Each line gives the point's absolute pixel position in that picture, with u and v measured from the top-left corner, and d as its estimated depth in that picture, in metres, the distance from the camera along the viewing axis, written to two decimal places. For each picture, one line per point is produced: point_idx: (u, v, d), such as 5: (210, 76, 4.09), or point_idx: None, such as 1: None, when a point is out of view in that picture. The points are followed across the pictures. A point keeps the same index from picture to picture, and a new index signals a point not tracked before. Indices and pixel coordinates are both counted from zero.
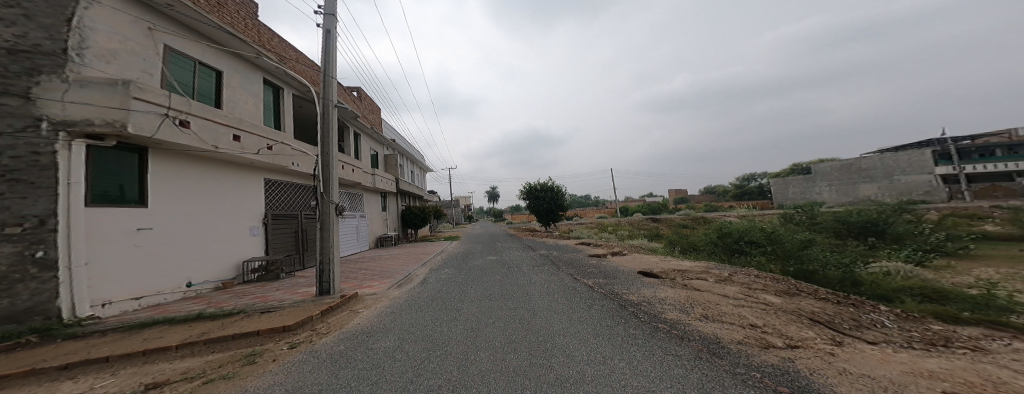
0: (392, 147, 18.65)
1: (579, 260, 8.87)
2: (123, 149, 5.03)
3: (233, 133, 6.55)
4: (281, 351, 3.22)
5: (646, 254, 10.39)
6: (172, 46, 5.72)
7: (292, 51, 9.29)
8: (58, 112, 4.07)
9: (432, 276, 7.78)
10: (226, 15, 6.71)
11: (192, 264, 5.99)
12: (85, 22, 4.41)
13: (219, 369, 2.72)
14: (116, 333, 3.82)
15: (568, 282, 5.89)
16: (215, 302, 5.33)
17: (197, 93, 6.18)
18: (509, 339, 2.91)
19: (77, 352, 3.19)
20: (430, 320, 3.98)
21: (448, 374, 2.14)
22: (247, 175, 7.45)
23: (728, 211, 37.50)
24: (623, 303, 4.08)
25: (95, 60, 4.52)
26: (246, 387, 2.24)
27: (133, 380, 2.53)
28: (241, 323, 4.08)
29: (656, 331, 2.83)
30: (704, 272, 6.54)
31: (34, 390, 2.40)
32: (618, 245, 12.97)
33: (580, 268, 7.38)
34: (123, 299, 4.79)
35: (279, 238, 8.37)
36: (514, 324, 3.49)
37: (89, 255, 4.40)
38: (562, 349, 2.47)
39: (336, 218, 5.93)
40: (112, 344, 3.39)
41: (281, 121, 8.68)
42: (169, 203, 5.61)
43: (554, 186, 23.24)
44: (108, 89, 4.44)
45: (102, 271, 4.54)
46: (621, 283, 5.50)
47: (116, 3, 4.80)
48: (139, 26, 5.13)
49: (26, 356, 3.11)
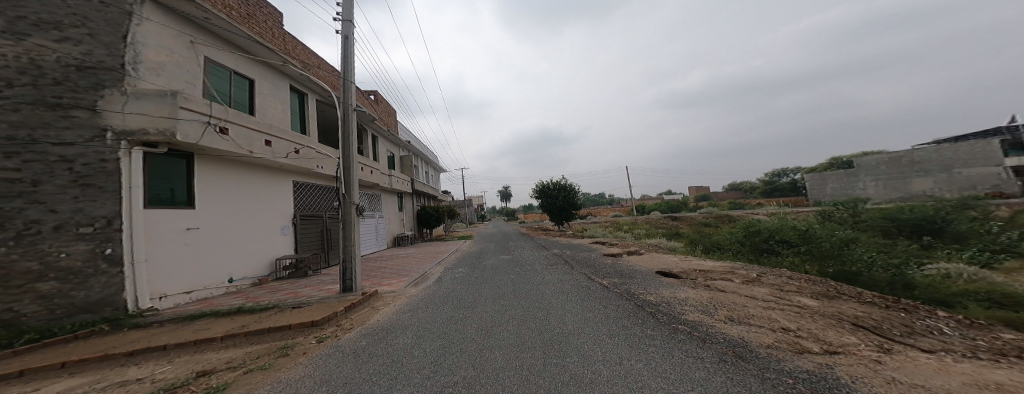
0: (407, 148, 19.14)
1: (592, 259, 8.70)
2: (173, 155, 5.50)
3: (265, 139, 6.97)
4: (310, 344, 3.40)
5: (665, 253, 10.01)
6: (210, 57, 6.20)
7: (314, 59, 9.80)
8: (118, 123, 4.52)
9: (446, 275, 7.87)
10: (255, 26, 7.20)
11: (232, 261, 6.43)
12: (136, 33, 4.85)
13: (257, 360, 2.90)
14: (170, 324, 4.19)
15: (582, 281, 5.76)
16: (253, 296, 5.71)
17: (232, 101, 6.65)
18: (523, 338, 2.88)
19: (140, 340, 3.53)
20: (444, 318, 4.02)
21: (462, 371, 2.16)
22: (277, 177, 7.87)
23: (759, 209, 35.26)
24: (640, 303, 3.95)
25: (146, 73, 4.97)
26: (281, 378, 2.37)
27: (185, 367, 2.75)
28: (276, 317, 4.33)
29: (676, 333, 2.71)
30: (729, 272, 6.20)
31: (107, 372, 2.68)
32: (635, 245, 12.62)
33: (593, 268, 7.21)
34: (177, 293, 5.26)
35: (307, 237, 8.82)
36: (527, 323, 3.47)
37: (147, 253, 4.86)
38: (578, 349, 2.44)
39: (356, 217, 6.15)
40: (168, 334, 3.72)
41: (306, 125, 9.15)
42: (212, 204, 6.07)
43: (567, 185, 22.94)
44: (158, 100, 4.85)
45: (159, 267, 5.01)
46: (637, 283, 5.30)
47: (162, 19, 5.26)
48: (182, 39, 5.60)
49: (101, 342, 3.48)
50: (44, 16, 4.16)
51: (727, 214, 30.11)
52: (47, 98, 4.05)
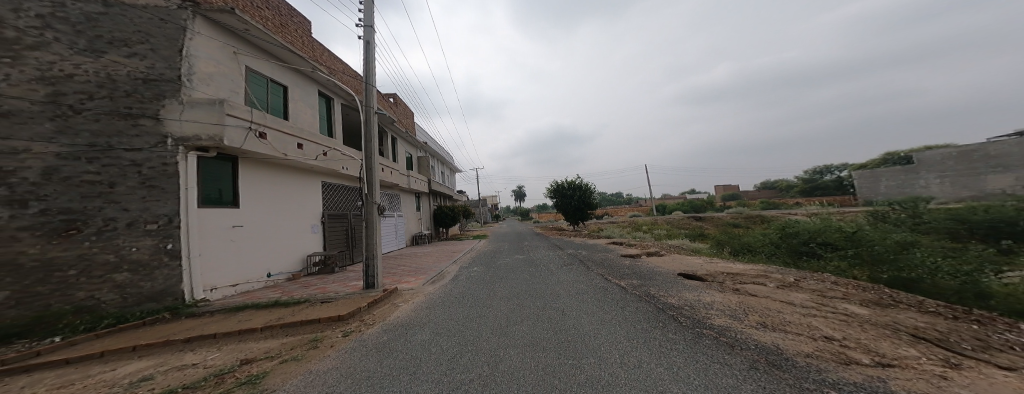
0: (424, 148, 19.53)
1: (610, 260, 8.59)
2: (221, 158, 5.87)
3: (297, 142, 7.31)
4: (337, 337, 3.57)
5: (689, 255, 9.68)
6: (250, 67, 6.54)
7: (339, 64, 10.18)
8: (177, 131, 4.92)
9: (462, 273, 8.03)
10: (286, 35, 7.56)
11: (271, 257, 6.80)
12: (189, 46, 5.23)
13: (290, 351, 3.07)
14: (219, 314, 4.51)
15: (598, 282, 5.70)
16: (288, 291, 6.02)
17: (269, 107, 6.99)
18: (537, 338, 2.90)
19: (193, 328, 3.81)
20: (460, 316, 4.10)
21: (477, 369, 2.21)
22: (308, 178, 8.25)
23: (792, 209, 33.17)
24: (661, 306, 3.89)
25: (198, 83, 5.34)
26: (311, 369, 2.52)
27: (230, 355, 2.95)
28: (307, 310, 4.56)
29: (697, 338, 2.65)
30: (761, 276, 5.97)
31: (167, 356, 2.92)
32: (655, 246, 12.33)
33: (611, 269, 7.13)
34: (225, 286, 5.63)
35: (334, 235, 9.20)
36: (541, 323, 3.48)
37: (200, 249, 5.24)
38: (596, 350, 2.45)
39: (378, 216, 6.36)
40: (217, 323, 4.00)
41: (332, 129, 9.49)
42: (253, 203, 6.44)
43: (581, 185, 22.73)
44: (209, 108, 5.23)
45: (210, 261, 5.38)
46: (659, 285, 5.21)
47: (210, 32, 5.61)
48: (226, 50, 5.94)
49: (159, 329, 3.79)
50: (117, 35, 4.62)
51: (758, 214, 28.38)
52: (120, 109, 4.50)
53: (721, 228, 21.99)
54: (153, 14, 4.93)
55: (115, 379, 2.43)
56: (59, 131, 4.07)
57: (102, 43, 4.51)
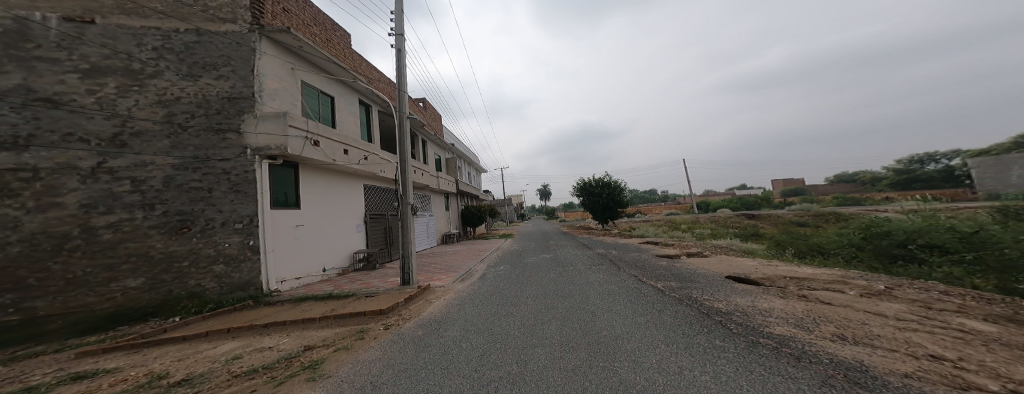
0: (453, 150, 20.20)
1: (646, 261, 8.20)
2: (286, 165, 6.63)
3: (343, 148, 7.90)
4: (380, 330, 3.82)
5: (740, 257, 8.83)
6: (306, 81, 7.28)
7: (376, 73, 10.87)
8: (254, 142, 5.85)
9: (489, 272, 8.22)
10: (332, 49, 8.30)
11: (326, 254, 7.52)
12: (258, 65, 6.05)
13: (341, 340, 3.34)
14: (286, 303, 5.11)
15: (631, 284, 5.49)
16: (339, 284, 6.63)
17: (319, 117, 7.67)
18: (568, 338, 2.86)
19: (268, 315, 4.38)
20: (488, 314, 4.17)
21: (508, 367, 2.23)
22: (354, 181, 8.98)
23: (871, 206, 28.54)
24: (705, 311, 3.65)
25: (266, 98, 6.18)
26: (358, 359, 2.72)
27: (296, 341, 3.29)
28: (356, 303, 4.95)
29: (750, 348, 2.44)
30: (842, 283, 5.30)
31: (254, 340, 3.44)
32: (699, 246, 11.48)
33: (644, 270, 6.84)
34: (291, 279, 6.40)
35: (376, 234, 9.92)
36: (571, 324, 3.42)
37: (272, 246, 6.04)
38: (634, 354, 2.35)
39: (412, 216, 6.67)
40: (284, 312, 4.52)
41: (371, 135, 10.10)
42: (312, 205, 7.20)
43: (611, 182, 22.04)
44: (276, 120, 6.00)
45: (280, 257, 6.18)
46: (700, 288, 4.92)
47: (273, 52, 6.42)
48: (286, 67, 6.71)
49: (242, 316, 4.41)
50: (207, 60, 5.76)
51: (834, 213, 24.38)
52: (213, 124, 5.65)
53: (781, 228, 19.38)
54: (232, 38, 5.94)
55: (217, 357, 3.07)
56: (171, 145, 5.35)
57: (198, 67, 5.71)
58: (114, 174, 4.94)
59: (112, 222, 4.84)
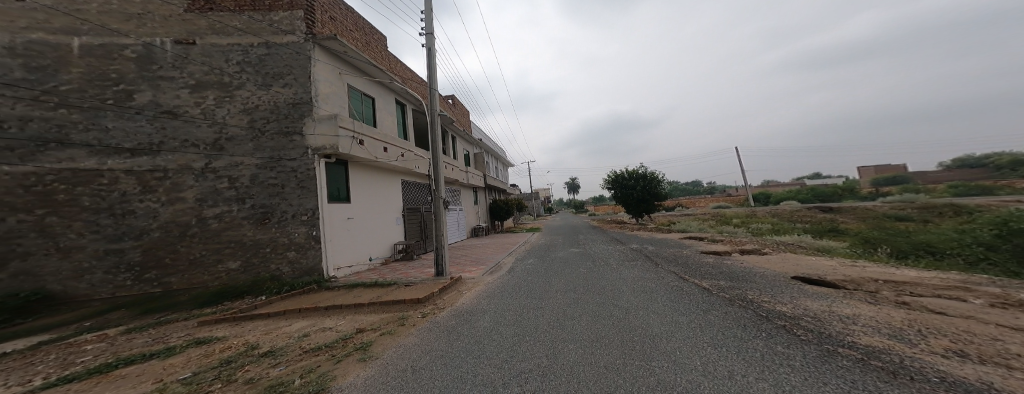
0: (480, 145, 20.58)
1: (690, 258, 7.63)
2: (338, 164, 7.31)
3: (384, 146, 8.39)
4: (418, 317, 4.06)
5: (811, 256, 7.72)
6: (352, 85, 7.90)
7: (410, 73, 11.36)
8: (313, 142, 6.58)
9: (517, 265, 8.30)
10: (372, 53, 8.86)
11: (373, 245, 8.19)
12: (312, 73, 6.74)
13: (385, 326, 3.60)
14: (342, 289, 5.71)
15: (672, 282, 5.19)
16: (383, 273, 7.19)
17: (363, 117, 8.26)
18: (600, 335, 2.80)
19: (327, 300, 4.94)
20: (516, 307, 4.20)
21: (537, 359, 2.25)
22: (394, 176, 9.57)
23: (992, 196, 23.00)
24: (765, 315, 3.29)
25: (321, 102, 6.88)
26: (400, 343, 2.93)
27: (350, 324, 3.73)
28: (398, 291, 5.34)
29: (813, 353, 2.17)
30: (957, 289, 4.35)
31: (317, 322, 3.95)
32: (757, 243, 10.29)
33: (687, 268, 6.40)
34: (345, 266, 7.11)
35: (413, 227, 10.51)
36: (602, 320, 3.33)
37: (330, 236, 6.75)
38: (675, 355, 2.24)
39: (445, 210, 6.90)
40: (340, 297, 5.04)
41: (407, 133, 10.61)
42: (360, 200, 7.88)
43: (646, 173, 20.95)
44: (329, 122, 6.68)
45: (336, 246, 6.89)
46: (756, 289, 4.47)
47: (325, 58, 7.09)
48: (336, 72, 7.36)
49: (307, 300, 5.04)
50: (275, 70, 6.68)
51: (950, 205, 19.28)
52: (283, 128, 6.56)
53: (875, 223, 15.99)
54: (292, 49, 6.73)
55: (293, 332, 3.64)
56: (254, 148, 6.46)
57: (269, 76, 6.66)
58: (218, 174, 6.26)
59: (218, 214, 6.20)
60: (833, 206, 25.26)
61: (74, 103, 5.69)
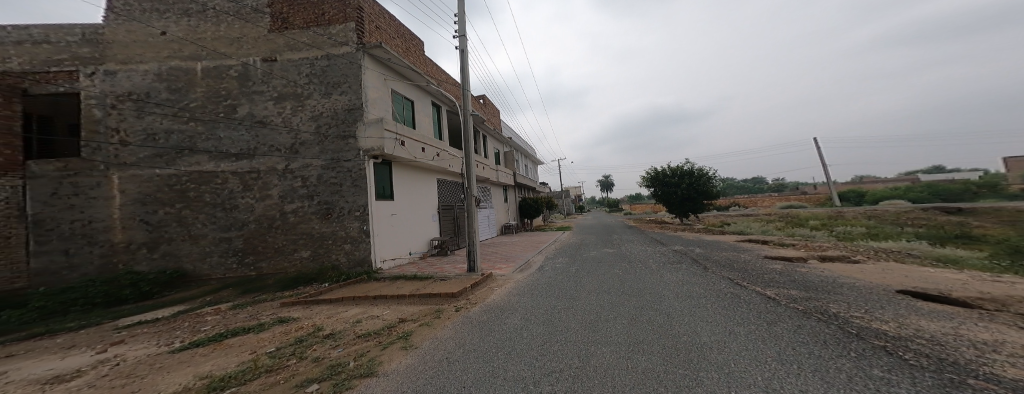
0: (510, 144, 20.69)
1: (752, 263, 6.77)
2: (383, 164, 7.85)
3: (421, 147, 8.82)
4: (452, 311, 4.23)
5: (914, 266, 6.39)
6: (393, 89, 8.38)
7: (445, 75, 11.75)
8: (365, 144, 7.12)
9: (547, 264, 8.24)
10: (411, 57, 9.31)
11: (413, 240, 8.68)
12: (362, 80, 7.27)
13: (423, 317, 3.81)
14: (388, 281, 6.14)
15: (727, 289, 4.75)
16: (423, 267, 7.60)
17: (404, 119, 8.74)
18: (637, 340, 2.68)
19: (374, 290, 5.35)
20: (548, 306, 4.18)
21: (569, 360, 2.22)
22: (430, 175, 10.03)
23: None
24: (840, 327, 2.85)
25: (370, 107, 7.41)
26: (436, 335, 3.09)
27: (393, 314, 4.00)
28: (436, 285, 5.60)
29: (884, 365, 1.87)
30: None
31: (367, 310, 4.30)
32: (837, 249, 8.83)
33: (747, 274, 5.76)
34: (391, 260, 7.63)
35: (447, 224, 10.94)
36: (640, 325, 3.18)
37: (378, 231, 7.28)
38: (725, 366, 2.04)
39: (474, 207, 7.05)
40: (385, 288, 5.42)
41: (441, 133, 11.01)
42: (402, 197, 8.39)
43: (692, 170, 19.47)
44: (376, 125, 7.17)
45: (383, 241, 7.41)
46: (839, 301, 3.85)
47: (372, 65, 7.61)
48: (381, 78, 7.87)
49: (359, 289, 5.52)
50: (334, 80, 7.34)
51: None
52: (339, 132, 7.22)
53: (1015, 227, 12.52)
54: (346, 59, 7.33)
55: (348, 318, 3.99)
56: (320, 151, 7.26)
57: (329, 85, 7.35)
58: (294, 174, 7.24)
59: (290, 210, 7.19)
60: (963, 207, 19.98)
61: (201, 119, 7.37)
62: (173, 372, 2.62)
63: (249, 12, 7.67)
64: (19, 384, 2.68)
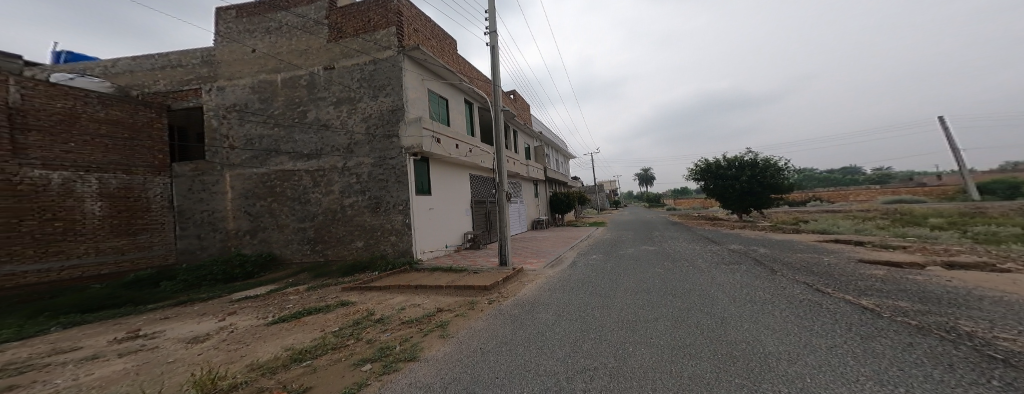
0: (541, 138, 20.47)
1: (836, 266, 5.68)
2: (422, 160, 8.26)
3: (455, 143, 9.11)
4: (485, 303, 4.35)
5: None
6: (430, 88, 8.74)
7: (476, 73, 11.95)
8: (407, 142, 7.53)
9: (580, 260, 8.07)
10: (445, 56, 9.60)
11: (449, 233, 9.08)
12: (403, 82, 7.68)
13: (458, 308, 3.98)
14: (428, 271, 6.50)
15: (793, 290, 4.22)
16: (457, 259, 7.93)
17: (439, 118, 9.09)
18: (680, 342, 2.55)
19: (416, 279, 5.71)
20: (582, 303, 4.11)
21: (604, 359, 2.18)
22: (463, 171, 10.35)
23: None
24: (922, 327, 2.45)
25: (410, 107, 7.81)
26: (469, 325, 3.22)
27: (432, 303, 4.23)
28: (470, 277, 5.82)
29: (967, 369, 1.61)
30: None
31: (410, 299, 4.61)
32: (952, 248, 7.18)
33: (821, 275, 4.99)
34: (429, 251, 8.08)
35: (479, 218, 11.24)
36: (682, 326, 3.01)
37: (418, 224, 7.74)
38: (774, 365, 1.86)
39: (507, 202, 7.15)
40: (424, 278, 5.76)
41: (474, 129, 11.24)
42: (439, 192, 8.79)
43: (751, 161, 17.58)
44: (415, 124, 7.55)
45: (423, 233, 7.85)
46: (941, 304, 3.15)
47: (411, 67, 7.99)
48: (418, 79, 8.24)
49: (402, 278, 5.93)
50: (380, 83, 7.85)
51: None
52: (384, 132, 7.74)
53: None
54: (390, 62, 7.78)
55: (394, 304, 4.32)
56: (370, 150, 7.84)
57: (376, 88, 7.86)
58: (350, 172, 7.93)
59: (346, 204, 7.93)
60: None
61: (282, 123, 8.44)
62: (265, 342, 3.11)
63: (312, 25, 8.46)
64: (173, 341, 3.47)
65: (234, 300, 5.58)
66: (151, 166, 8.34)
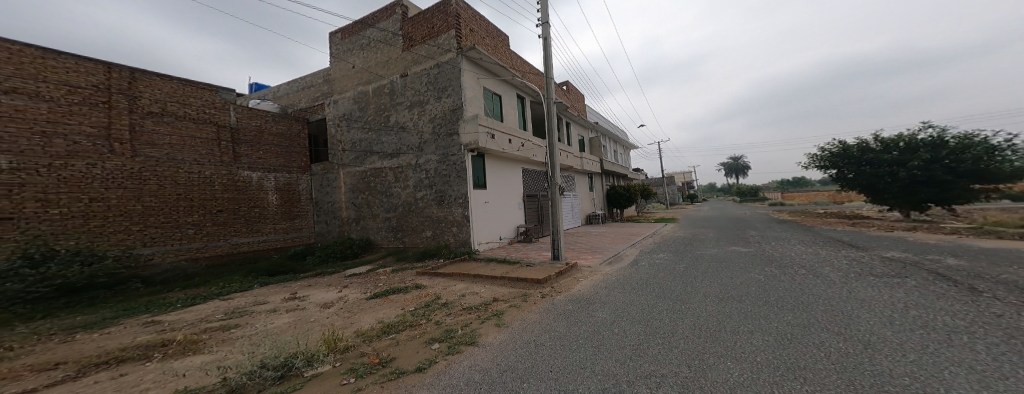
0: (597, 129, 19.46)
1: None
2: (478, 156, 8.68)
3: (508, 138, 9.31)
4: (537, 297, 4.41)
5: None
6: (485, 86, 9.05)
7: (529, 67, 11.95)
8: (466, 139, 7.99)
9: (644, 259, 7.50)
10: (499, 53, 9.80)
11: (503, 225, 9.42)
12: (462, 82, 8.11)
13: (514, 299, 4.13)
14: (485, 262, 6.86)
15: (946, 307, 3.21)
16: (512, 251, 8.19)
17: (493, 114, 9.38)
18: (774, 355, 2.21)
19: (474, 269, 6.10)
20: (645, 304, 3.86)
21: (676, 367, 2.02)
22: (516, 165, 10.54)
23: None
24: None
25: (467, 105, 8.22)
26: (523, 317, 3.31)
27: (488, 292, 4.47)
28: (524, 270, 5.96)
29: None
30: None
31: (471, 286, 4.96)
32: None
33: (1008, 293, 3.62)
34: (486, 243, 8.52)
35: (532, 212, 11.34)
36: (770, 339, 2.60)
37: (477, 217, 8.21)
38: (904, 389, 1.49)
39: (558, 196, 7.05)
40: (481, 268, 6.13)
41: (525, 123, 11.29)
42: (494, 186, 9.15)
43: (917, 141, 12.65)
44: (472, 121, 7.98)
45: (480, 225, 8.31)
46: None
47: (468, 67, 8.37)
48: (475, 78, 8.60)
49: (462, 267, 6.40)
50: (443, 85, 8.46)
51: None
52: (446, 131, 8.35)
53: None
54: (451, 65, 8.30)
55: (458, 290, 4.70)
56: (436, 148, 8.54)
57: (440, 90, 8.48)
58: (421, 168, 8.78)
59: (416, 198, 8.86)
60: None
61: (371, 127, 9.73)
62: (363, 313, 3.71)
63: (392, 37, 9.48)
64: (314, 305, 4.39)
65: (346, 275, 6.72)
66: (302, 167, 10.95)
